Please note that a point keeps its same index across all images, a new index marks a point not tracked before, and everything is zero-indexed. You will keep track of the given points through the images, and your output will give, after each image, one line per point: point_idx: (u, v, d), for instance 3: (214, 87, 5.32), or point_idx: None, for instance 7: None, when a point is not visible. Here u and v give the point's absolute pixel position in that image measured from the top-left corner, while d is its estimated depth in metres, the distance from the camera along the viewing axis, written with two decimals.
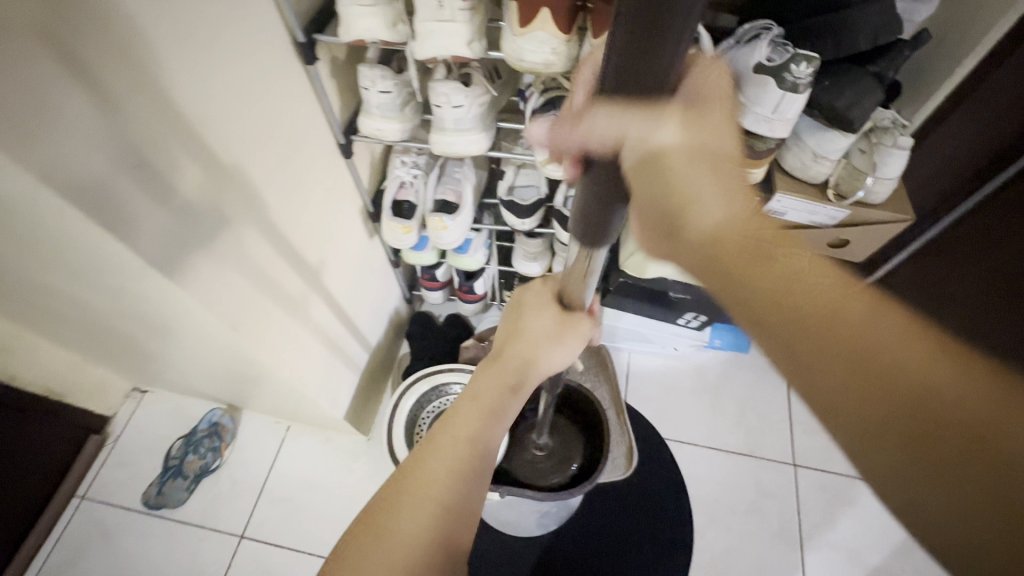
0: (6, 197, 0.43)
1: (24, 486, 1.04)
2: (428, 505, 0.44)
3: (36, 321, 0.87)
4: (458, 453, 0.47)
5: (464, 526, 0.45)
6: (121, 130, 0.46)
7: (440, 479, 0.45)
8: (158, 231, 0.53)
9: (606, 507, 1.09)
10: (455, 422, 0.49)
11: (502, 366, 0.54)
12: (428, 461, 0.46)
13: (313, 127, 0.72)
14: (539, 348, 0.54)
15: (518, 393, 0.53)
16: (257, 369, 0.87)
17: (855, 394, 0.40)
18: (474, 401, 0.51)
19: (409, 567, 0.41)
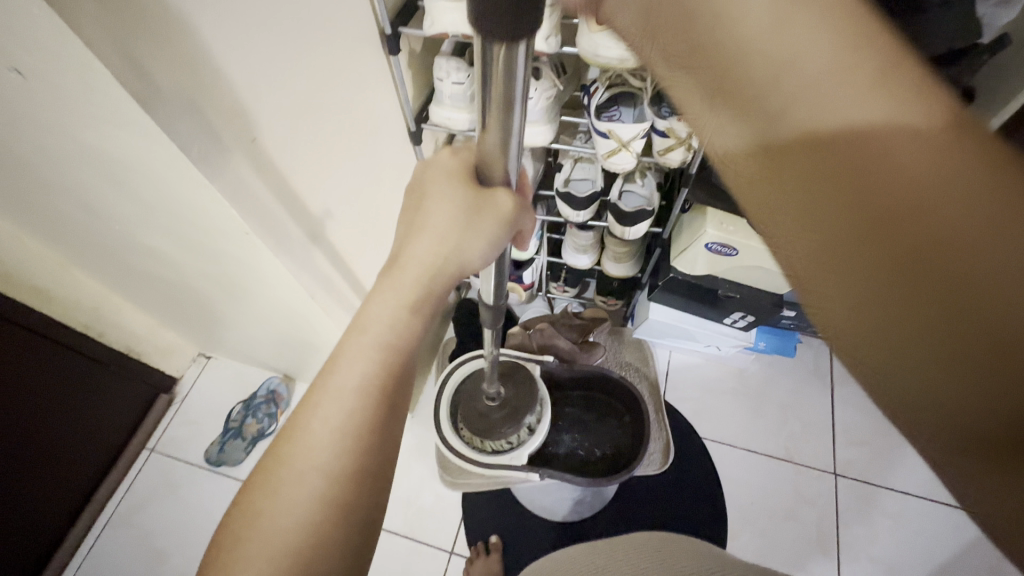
0: (147, 161, 0.49)
1: (103, 434, 1.14)
2: (309, 479, 0.39)
3: (129, 282, 0.96)
4: (349, 409, 0.41)
5: (359, 505, 0.40)
6: (255, 113, 0.51)
7: (324, 445, 0.40)
8: (258, 203, 0.57)
9: (640, 498, 1.11)
10: (345, 363, 0.43)
11: (403, 276, 0.45)
12: (311, 420, 0.41)
13: (388, 113, 0.77)
14: (447, 244, 0.44)
15: (420, 313, 0.45)
16: (320, 339, 0.93)
17: (858, 229, 0.40)
18: (362, 334, 0.44)
19: (291, 547, 0.38)
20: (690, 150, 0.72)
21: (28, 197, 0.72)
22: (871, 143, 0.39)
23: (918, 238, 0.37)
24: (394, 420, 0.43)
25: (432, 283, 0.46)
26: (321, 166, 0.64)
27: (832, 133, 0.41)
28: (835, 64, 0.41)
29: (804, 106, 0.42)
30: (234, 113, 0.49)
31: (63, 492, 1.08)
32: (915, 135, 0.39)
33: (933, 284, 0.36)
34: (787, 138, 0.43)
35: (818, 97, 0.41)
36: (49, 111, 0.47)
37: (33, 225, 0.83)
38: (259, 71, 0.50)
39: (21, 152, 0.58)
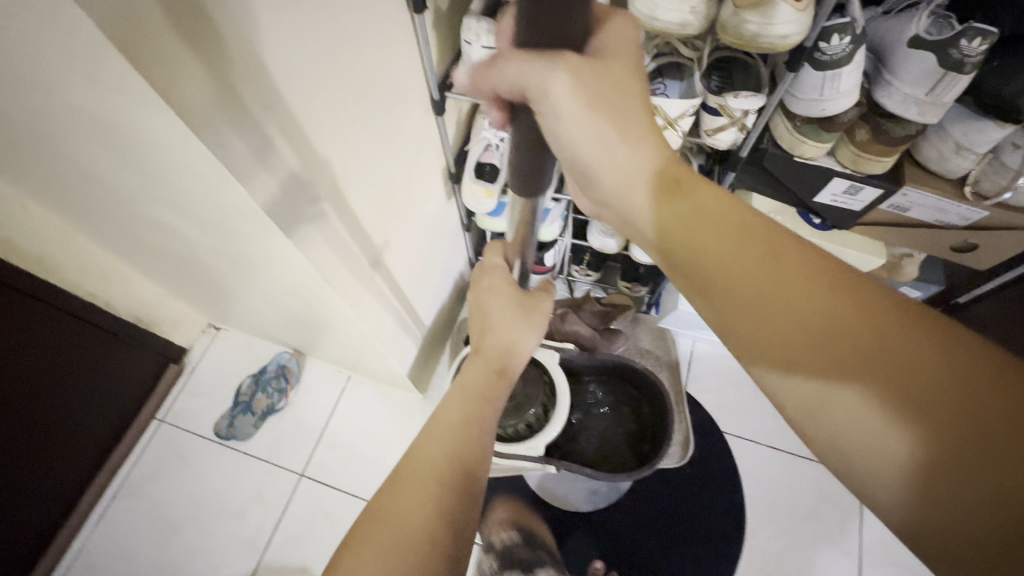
0: (145, 133, 0.44)
1: (113, 404, 1.12)
2: (430, 490, 0.46)
3: (134, 252, 0.92)
4: (459, 440, 0.50)
5: (469, 512, 0.46)
6: (266, 76, 0.45)
7: (440, 464, 0.48)
8: (265, 183, 0.51)
9: (658, 492, 1.08)
10: (447, 415, 0.52)
11: (484, 357, 0.58)
12: (428, 451, 0.49)
13: (410, 79, 0.70)
14: (516, 333, 0.59)
15: (503, 377, 0.57)
16: (333, 319, 0.88)
17: (845, 374, 0.37)
18: (463, 389, 0.55)
19: (414, 552, 0.42)
20: (744, 129, 0.65)
21: (22, 158, 0.67)
22: (785, 289, 0.40)
23: (905, 367, 0.35)
24: (484, 446, 0.52)
25: (510, 358, 0.59)
26: (336, 140, 0.58)
27: (777, 291, 0.40)
28: (724, 218, 0.44)
29: (726, 266, 0.43)
30: (245, 79, 0.43)
31: (73, 461, 1.08)
32: (793, 288, 0.40)
33: (917, 405, 0.35)
34: (749, 295, 0.41)
35: (713, 242, 0.43)
36: (36, 70, 0.41)
37: (32, 189, 0.78)
38: (274, 30, 0.44)
39: (11, 111, 0.53)
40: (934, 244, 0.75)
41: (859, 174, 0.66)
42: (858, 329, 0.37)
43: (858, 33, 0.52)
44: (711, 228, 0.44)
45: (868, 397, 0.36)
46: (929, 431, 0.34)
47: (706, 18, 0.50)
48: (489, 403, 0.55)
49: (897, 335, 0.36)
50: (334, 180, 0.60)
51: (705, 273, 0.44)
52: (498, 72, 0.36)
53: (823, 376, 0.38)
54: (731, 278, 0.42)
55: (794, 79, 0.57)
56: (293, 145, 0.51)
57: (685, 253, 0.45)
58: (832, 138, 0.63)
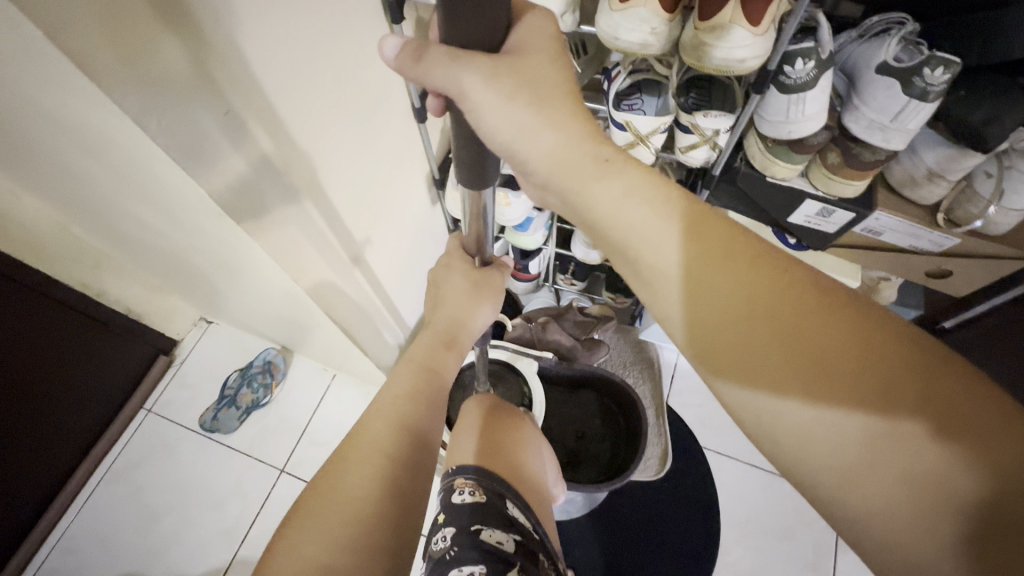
0: (112, 136, 0.45)
1: (101, 392, 1.15)
2: (373, 455, 0.50)
3: (124, 245, 0.94)
4: (400, 408, 0.54)
5: (407, 474, 0.50)
6: (230, 83, 0.46)
7: (382, 430, 0.52)
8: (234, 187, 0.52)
9: (632, 505, 1.07)
10: (395, 384, 0.56)
11: (435, 328, 0.61)
12: (371, 418, 0.53)
13: (391, 87, 0.71)
14: (464, 308, 0.61)
15: (453, 349, 0.61)
16: (311, 318, 0.90)
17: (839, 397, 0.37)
18: (412, 363, 0.59)
19: (352, 509, 0.46)
20: (716, 148, 0.65)
21: (11, 152, 0.69)
22: (815, 340, 0.38)
23: (900, 395, 0.35)
24: (426, 414, 0.55)
25: (458, 331, 0.61)
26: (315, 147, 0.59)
27: (775, 310, 0.40)
28: (718, 235, 0.43)
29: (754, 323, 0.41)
30: (202, 86, 0.43)
31: (59, 446, 1.10)
32: (789, 307, 0.40)
33: (910, 434, 0.35)
34: (745, 314, 0.41)
35: (731, 298, 0.42)
36: (8, 72, 0.43)
37: (25, 181, 0.80)
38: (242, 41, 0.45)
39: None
40: (908, 269, 0.74)
41: (831, 197, 0.66)
42: (899, 381, 0.36)
43: (823, 58, 0.53)
44: (730, 266, 0.42)
45: (917, 454, 0.34)
46: (943, 474, 0.34)
47: (667, 39, 0.51)
48: (435, 375, 0.58)
49: (892, 361, 0.36)
50: (313, 182, 0.61)
51: (726, 320, 0.42)
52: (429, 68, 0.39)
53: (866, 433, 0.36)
54: (726, 296, 0.42)
55: (763, 100, 0.58)
56: (259, 155, 0.52)
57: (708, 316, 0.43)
58: (804, 160, 0.63)
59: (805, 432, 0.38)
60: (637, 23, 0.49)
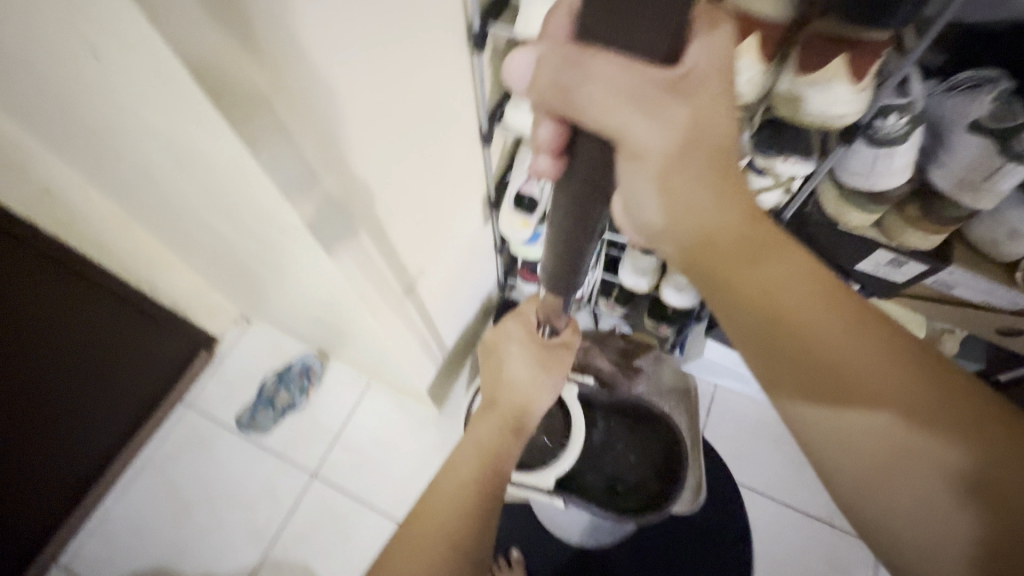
0: (214, 157, 0.46)
1: (143, 384, 1.17)
2: (438, 544, 0.51)
3: (181, 245, 0.95)
4: (468, 492, 0.54)
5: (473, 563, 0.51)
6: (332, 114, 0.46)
7: (451, 515, 0.52)
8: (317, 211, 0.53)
9: (663, 537, 1.06)
10: (462, 466, 0.57)
11: (501, 411, 0.63)
12: (439, 504, 0.54)
13: (463, 111, 0.73)
14: (531, 394, 0.64)
15: (519, 435, 0.61)
16: (360, 330, 0.90)
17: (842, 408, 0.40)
18: (479, 445, 0.59)
19: None
20: (788, 192, 0.65)
21: (92, 154, 0.70)
22: (838, 355, 0.40)
23: (909, 414, 0.38)
24: (492, 501, 0.55)
25: (523, 417, 0.63)
26: (387, 172, 0.61)
27: (805, 325, 0.41)
28: (763, 253, 0.43)
29: (799, 331, 0.41)
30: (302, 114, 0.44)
31: (100, 434, 1.12)
32: (816, 327, 0.41)
33: (894, 453, 0.38)
34: (779, 324, 0.42)
35: (765, 311, 0.42)
36: (125, 92, 0.44)
37: (99, 181, 0.82)
38: (337, 76, 0.47)
39: (92, 115, 0.56)
40: (975, 323, 0.72)
41: (903, 248, 0.65)
42: (918, 401, 0.38)
43: (916, 114, 0.52)
44: (777, 279, 0.42)
45: (923, 468, 0.38)
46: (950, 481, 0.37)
47: (761, 89, 0.50)
48: (502, 458, 0.59)
49: (907, 384, 0.39)
50: (374, 212, 0.62)
51: (755, 330, 0.43)
52: (570, 65, 0.35)
53: (881, 425, 0.39)
54: (770, 310, 0.42)
55: (846, 151, 0.57)
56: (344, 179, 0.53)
57: (752, 325, 0.43)
58: (880, 211, 0.63)
59: (828, 436, 0.40)
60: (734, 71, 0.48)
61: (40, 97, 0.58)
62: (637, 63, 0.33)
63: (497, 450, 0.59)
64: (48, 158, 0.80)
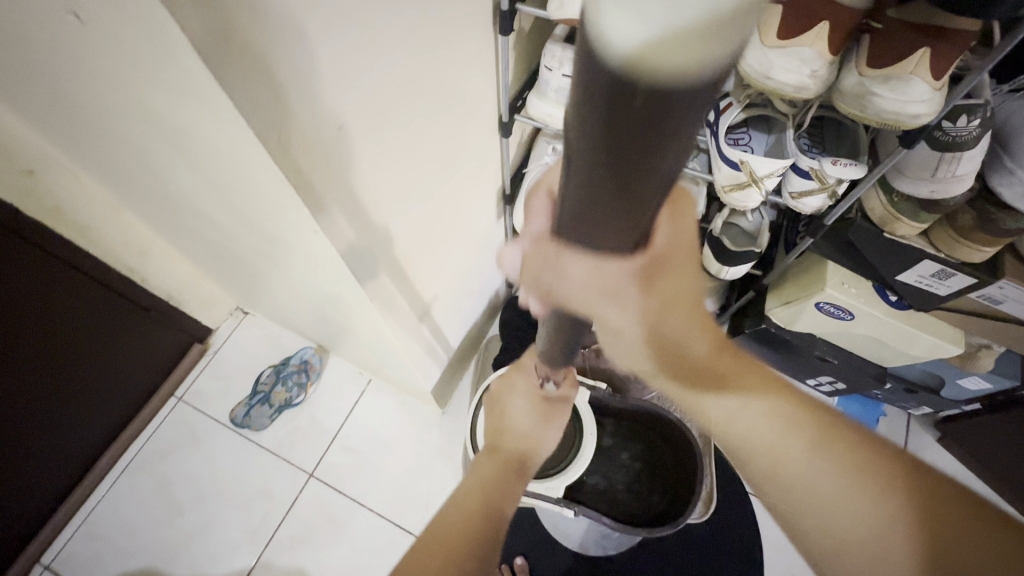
0: (215, 141, 0.42)
1: (133, 377, 1.12)
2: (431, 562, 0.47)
3: (175, 233, 0.90)
4: (467, 521, 0.51)
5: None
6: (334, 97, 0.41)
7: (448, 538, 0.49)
8: (326, 205, 0.48)
9: (672, 549, 1.02)
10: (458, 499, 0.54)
11: (501, 454, 0.60)
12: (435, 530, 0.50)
13: (482, 99, 0.68)
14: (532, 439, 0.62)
15: (522, 476, 0.59)
16: (363, 328, 0.86)
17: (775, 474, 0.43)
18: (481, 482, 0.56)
19: None
20: (834, 197, 0.60)
21: (81, 135, 0.65)
22: (768, 435, 0.43)
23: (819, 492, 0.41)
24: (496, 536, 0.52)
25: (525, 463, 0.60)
26: (388, 172, 0.54)
27: (735, 402, 0.44)
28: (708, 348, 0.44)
29: (752, 426, 0.44)
30: (310, 95, 0.39)
31: (87, 429, 1.07)
32: (751, 408, 0.44)
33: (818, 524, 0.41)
34: (713, 408, 0.45)
35: (710, 393, 0.45)
36: (116, 66, 0.39)
37: (88, 164, 0.77)
38: (339, 57, 0.41)
39: (80, 93, 0.50)
40: (1019, 341, 0.68)
41: (954, 260, 0.61)
42: (844, 465, 0.41)
43: (989, 117, 0.48)
44: (720, 376, 0.45)
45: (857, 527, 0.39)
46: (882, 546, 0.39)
47: (823, 84, 0.46)
48: (504, 493, 0.56)
49: (833, 457, 0.41)
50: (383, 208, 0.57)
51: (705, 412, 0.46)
52: (551, 257, 0.33)
53: (819, 488, 0.41)
54: (711, 389, 0.45)
55: (905, 155, 0.53)
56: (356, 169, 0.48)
57: (729, 428, 0.45)
58: (931, 219, 0.59)
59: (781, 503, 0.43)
60: (795, 62, 0.44)
61: (23, 71, 0.52)
62: (604, 269, 0.31)
63: (501, 484, 0.57)
64: (31, 137, 0.74)
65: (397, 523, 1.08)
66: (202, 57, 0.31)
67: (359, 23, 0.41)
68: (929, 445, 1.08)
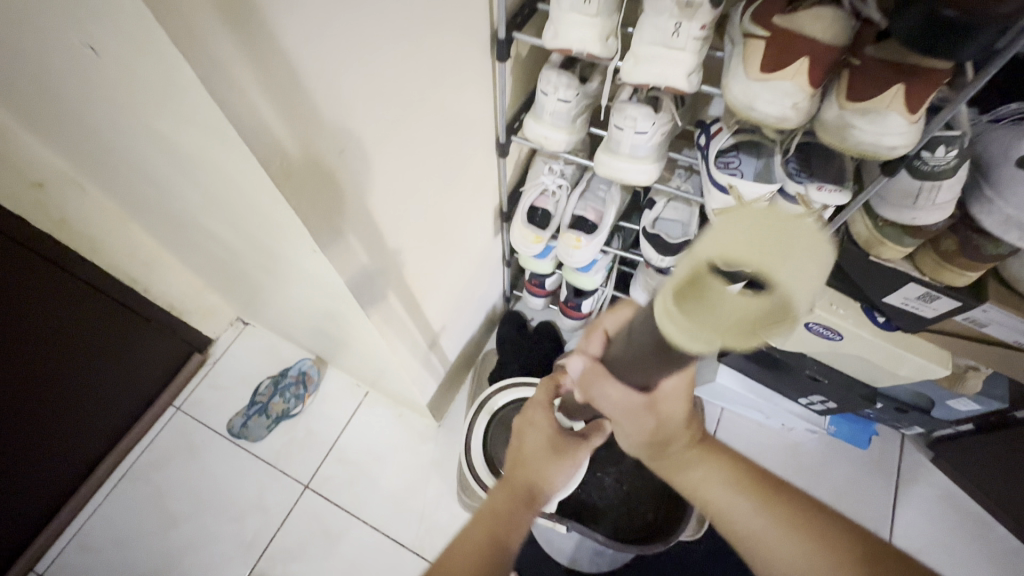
0: (220, 165, 0.43)
1: (132, 387, 1.13)
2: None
3: (178, 246, 0.92)
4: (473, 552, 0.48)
5: None
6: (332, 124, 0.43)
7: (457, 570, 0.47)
8: (325, 225, 0.49)
9: (666, 567, 1.02)
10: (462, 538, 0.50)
11: (510, 485, 0.56)
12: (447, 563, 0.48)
13: (480, 121, 0.70)
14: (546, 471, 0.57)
15: (530, 509, 0.55)
16: (361, 342, 0.87)
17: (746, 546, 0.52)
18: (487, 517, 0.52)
19: None
20: (820, 221, 0.62)
21: (90, 153, 0.67)
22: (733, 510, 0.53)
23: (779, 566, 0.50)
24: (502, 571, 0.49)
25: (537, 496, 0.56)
26: (386, 193, 0.56)
27: (702, 479, 0.56)
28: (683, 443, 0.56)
29: (716, 497, 0.55)
30: (310, 122, 0.41)
31: (85, 438, 1.08)
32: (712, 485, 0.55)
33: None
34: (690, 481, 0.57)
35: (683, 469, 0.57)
36: (127, 94, 0.41)
37: (96, 179, 0.79)
38: (340, 85, 0.43)
39: (92, 116, 0.52)
40: (1005, 363, 0.69)
41: (938, 284, 0.62)
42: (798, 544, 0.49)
43: (966, 147, 0.50)
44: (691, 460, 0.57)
45: None
46: None
47: (807, 114, 0.47)
48: (511, 526, 0.52)
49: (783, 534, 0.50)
50: (382, 227, 0.59)
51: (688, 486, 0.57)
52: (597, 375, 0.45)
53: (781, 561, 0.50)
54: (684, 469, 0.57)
55: (887, 182, 0.55)
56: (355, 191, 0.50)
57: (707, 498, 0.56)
58: (915, 243, 0.60)
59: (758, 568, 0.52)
60: (778, 95, 0.46)
61: (39, 93, 0.54)
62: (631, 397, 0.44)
63: (511, 518, 0.53)
64: (42, 152, 0.77)
65: (391, 537, 1.08)
66: (212, 88, 0.33)
67: (360, 53, 0.43)
68: (923, 465, 1.08)
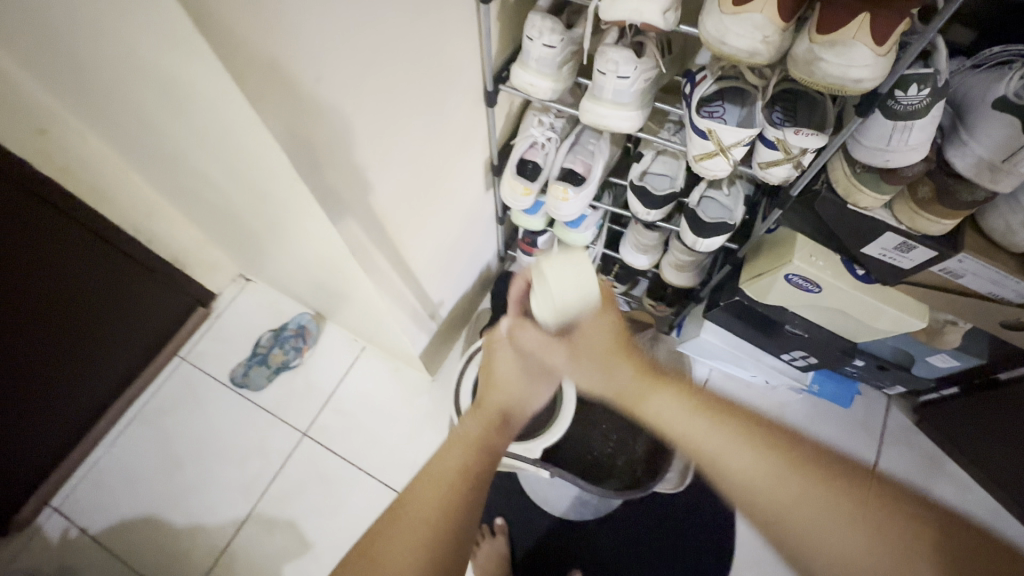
0: (198, 88, 0.45)
1: (140, 336, 1.17)
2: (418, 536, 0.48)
3: (177, 194, 0.94)
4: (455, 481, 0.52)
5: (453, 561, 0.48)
6: (296, 48, 0.44)
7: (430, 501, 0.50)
8: (300, 153, 0.51)
9: (648, 517, 1.05)
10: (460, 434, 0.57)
11: (481, 412, 0.60)
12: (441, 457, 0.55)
13: (465, 66, 0.70)
14: (513, 388, 0.62)
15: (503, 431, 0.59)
16: (350, 291, 0.90)
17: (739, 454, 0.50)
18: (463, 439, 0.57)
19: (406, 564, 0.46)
20: (799, 168, 0.62)
21: (91, 97, 0.69)
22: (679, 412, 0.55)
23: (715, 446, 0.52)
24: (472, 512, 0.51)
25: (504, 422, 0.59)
26: (368, 129, 0.58)
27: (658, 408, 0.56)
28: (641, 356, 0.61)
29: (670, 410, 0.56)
30: (276, 43, 0.42)
31: (95, 383, 1.13)
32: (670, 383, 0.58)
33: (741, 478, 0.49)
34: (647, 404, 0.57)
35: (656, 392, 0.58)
36: (113, 18, 0.43)
37: (99, 127, 0.81)
38: (310, 12, 0.44)
39: (87, 49, 0.54)
40: (982, 316, 0.69)
41: (914, 232, 0.63)
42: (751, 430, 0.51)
43: (941, 86, 0.50)
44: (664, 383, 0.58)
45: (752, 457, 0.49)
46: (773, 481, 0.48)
47: (778, 51, 0.49)
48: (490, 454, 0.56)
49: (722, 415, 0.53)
50: (358, 169, 0.60)
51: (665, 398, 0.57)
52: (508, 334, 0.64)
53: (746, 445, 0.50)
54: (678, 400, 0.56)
55: (863, 124, 0.55)
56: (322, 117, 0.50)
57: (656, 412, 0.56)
58: (893, 190, 0.60)
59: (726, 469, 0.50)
60: (748, 28, 0.46)
61: (35, 27, 0.56)
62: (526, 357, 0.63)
63: (498, 427, 0.58)
64: (46, 98, 0.79)
65: (384, 484, 1.13)
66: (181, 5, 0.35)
67: None
68: (906, 426, 1.10)
